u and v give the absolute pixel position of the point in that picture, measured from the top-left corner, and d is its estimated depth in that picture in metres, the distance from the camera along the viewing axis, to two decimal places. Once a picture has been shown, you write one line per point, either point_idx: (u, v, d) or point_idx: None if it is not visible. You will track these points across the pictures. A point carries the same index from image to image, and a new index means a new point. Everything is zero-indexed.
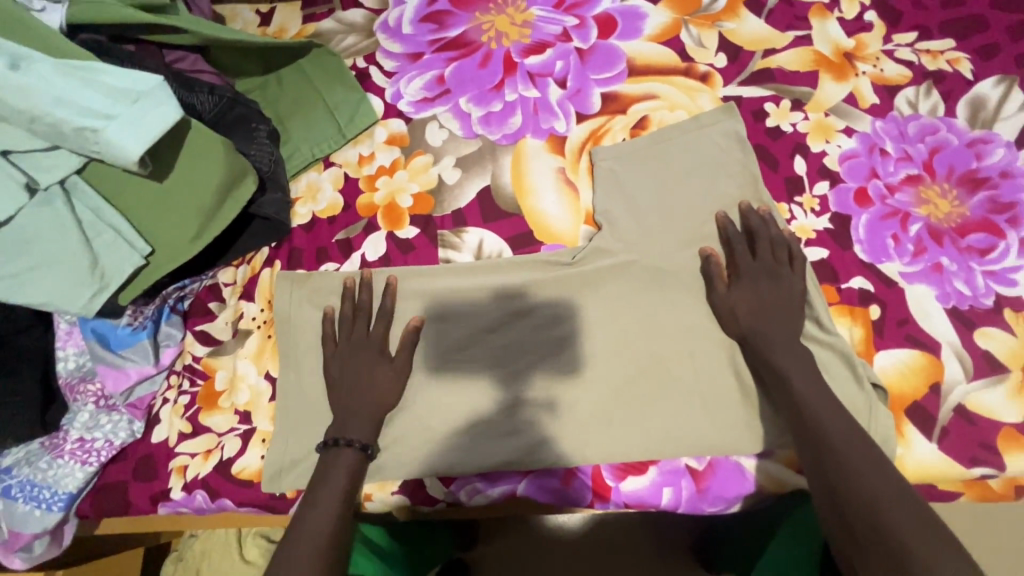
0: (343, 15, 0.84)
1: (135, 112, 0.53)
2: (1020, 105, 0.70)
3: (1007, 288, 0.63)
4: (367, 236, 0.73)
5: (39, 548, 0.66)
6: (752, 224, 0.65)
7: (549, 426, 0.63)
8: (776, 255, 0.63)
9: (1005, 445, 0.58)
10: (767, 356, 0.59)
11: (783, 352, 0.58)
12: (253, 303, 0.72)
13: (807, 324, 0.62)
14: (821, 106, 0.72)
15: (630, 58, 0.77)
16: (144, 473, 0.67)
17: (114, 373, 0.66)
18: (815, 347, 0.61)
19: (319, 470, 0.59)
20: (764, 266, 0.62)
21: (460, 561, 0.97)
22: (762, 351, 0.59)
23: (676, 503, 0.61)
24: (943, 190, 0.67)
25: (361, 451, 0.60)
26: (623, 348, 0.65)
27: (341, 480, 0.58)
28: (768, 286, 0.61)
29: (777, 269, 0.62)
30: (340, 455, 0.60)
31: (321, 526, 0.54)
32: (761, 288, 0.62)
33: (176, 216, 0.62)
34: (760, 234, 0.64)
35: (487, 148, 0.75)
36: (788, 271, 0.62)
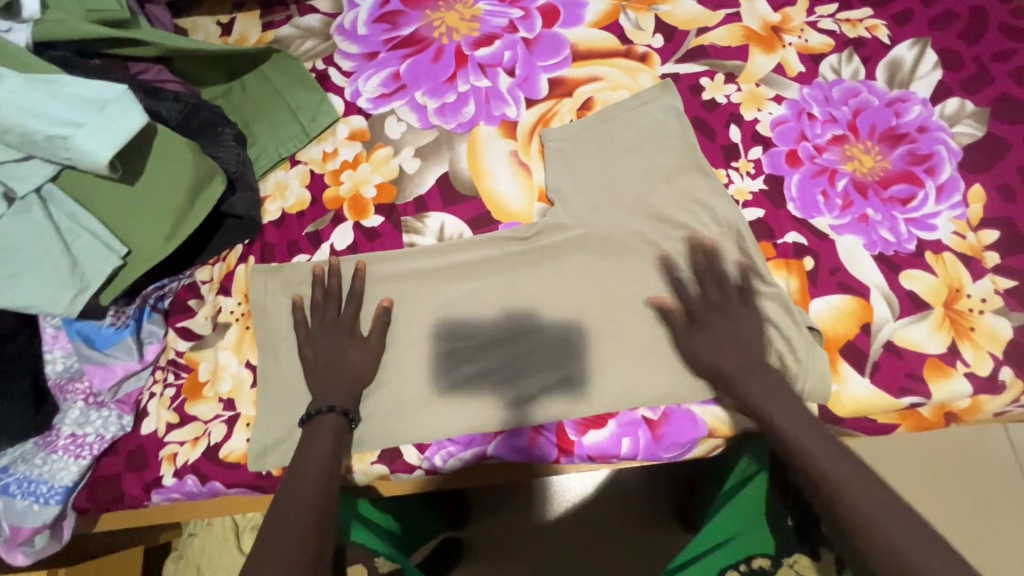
0: (300, 21, 0.88)
1: (102, 119, 0.56)
2: (933, 64, 0.75)
3: (928, 233, 0.68)
4: (335, 228, 0.77)
5: (39, 542, 0.69)
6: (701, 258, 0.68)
7: (515, 390, 0.67)
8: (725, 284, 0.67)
9: (930, 374, 0.63)
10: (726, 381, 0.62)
11: (741, 349, 0.63)
12: (230, 297, 0.76)
13: (750, 279, 0.67)
14: (752, 77, 0.77)
15: (573, 44, 0.81)
16: (135, 464, 0.70)
17: (101, 370, 0.70)
18: (759, 300, 0.66)
19: (304, 437, 0.63)
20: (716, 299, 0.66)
21: (454, 540, 0.98)
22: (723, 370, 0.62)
23: (635, 451, 0.66)
24: (866, 147, 0.72)
25: (343, 416, 0.65)
26: (580, 313, 0.69)
27: (327, 441, 0.62)
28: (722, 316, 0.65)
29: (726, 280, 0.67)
30: (320, 420, 0.64)
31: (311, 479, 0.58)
32: (715, 317, 0.65)
33: (149, 217, 0.65)
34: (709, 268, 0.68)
35: (443, 138, 0.79)
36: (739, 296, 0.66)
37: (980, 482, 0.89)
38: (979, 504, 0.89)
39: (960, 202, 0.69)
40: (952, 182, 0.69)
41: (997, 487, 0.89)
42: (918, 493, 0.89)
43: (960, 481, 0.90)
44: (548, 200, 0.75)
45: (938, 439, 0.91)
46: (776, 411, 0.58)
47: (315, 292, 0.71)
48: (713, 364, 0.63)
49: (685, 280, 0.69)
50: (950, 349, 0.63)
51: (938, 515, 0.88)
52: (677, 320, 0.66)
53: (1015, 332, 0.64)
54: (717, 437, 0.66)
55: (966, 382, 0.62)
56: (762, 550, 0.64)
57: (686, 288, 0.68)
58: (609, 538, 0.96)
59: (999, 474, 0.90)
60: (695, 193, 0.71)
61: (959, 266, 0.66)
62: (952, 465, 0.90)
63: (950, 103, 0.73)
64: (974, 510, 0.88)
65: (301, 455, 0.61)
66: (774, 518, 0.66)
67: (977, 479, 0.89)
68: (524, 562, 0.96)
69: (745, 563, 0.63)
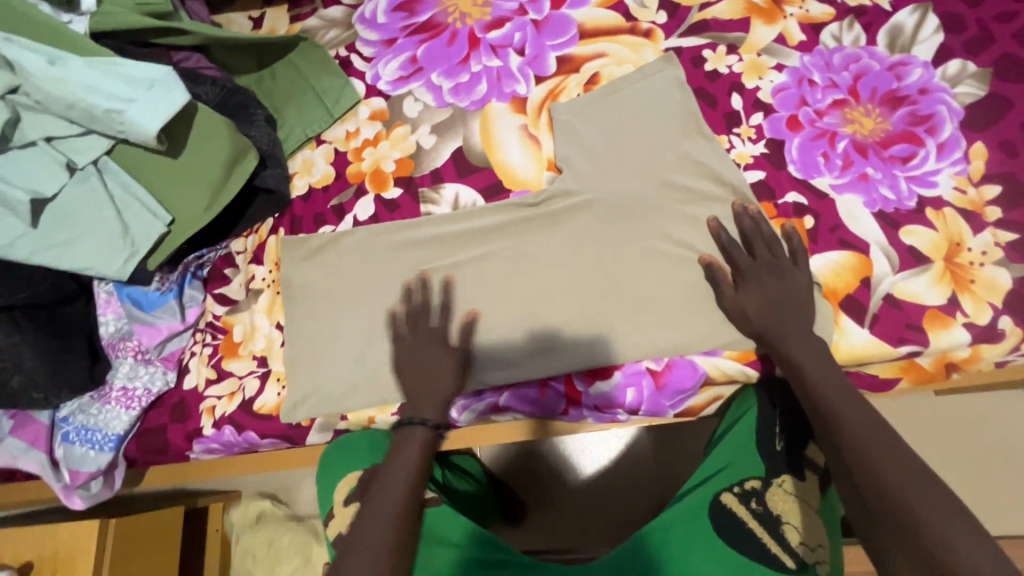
0: (324, 12, 0.95)
1: (151, 96, 0.63)
2: (935, 28, 0.76)
3: (929, 190, 0.69)
4: (358, 200, 0.83)
5: (95, 487, 0.76)
6: (746, 227, 0.69)
7: (525, 346, 0.71)
8: (774, 251, 0.68)
9: (929, 325, 0.65)
10: (778, 346, 0.64)
11: (790, 321, 0.64)
12: (262, 265, 0.82)
13: (760, 236, 0.68)
14: (753, 47, 0.80)
15: (581, 24, 0.85)
16: (179, 416, 0.76)
17: (148, 329, 0.77)
18: (769, 255, 0.68)
19: (393, 449, 0.63)
20: (766, 264, 0.67)
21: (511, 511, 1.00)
22: (778, 345, 0.64)
23: (640, 401, 0.69)
24: (867, 110, 0.74)
25: (436, 430, 0.65)
26: (585, 273, 0.73)
27: (416, 460, 0.61)
28: (776, 284, 0.66)
29: (773, 252, 0.68)
30: (412, 433, 0.64)
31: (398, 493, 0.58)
32: (766, 284, 0.66)
33: (191, 188, 0.72)
34: (754, 236, 0.69)
35: (457, 115, 0.84)
36: (790, 265, 0.67)
37: (994, 447, 0.89)
38: (994, 470, 0.88)
39: (960, 159, 0.70)
40: (952, 140, 0.71)
41: (1013, 451, 0.88)
42: (932, 456, 0.89)
43: (975, 446, 0.89)
44: (559, 168, 0.79)
45: (952, 405, 0.91)
46: (817, 375, 0.61)
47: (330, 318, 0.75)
48: (762, 321, 0.65)
49: (689, 242, 0.71)
50: (950, 300, 0.65)
51: (951, 478, 0.88)
52: (725, 279, 0.68)
53: (1016, 283, 0.64)
54: (716, 385, 0.70)
55: (964, 332, 0.64)
56: (753, 473, 0.68)
57: (690, 249, 0.71)
58: (637, 495, 0.98)
59: None
60: (698, 158, 0.74)
61: (959, 221, 0.67)
62: (967, 430, 0.90)
63: (951, 65, 0.74)
64: (988, 475, 0.88)
65: (380, 484, 0.59)
66: (763, 447, 0.68)
67: (996, 444, 0.89)
68: (563, 528, 0.99)
69: (738, 485, 0.67)
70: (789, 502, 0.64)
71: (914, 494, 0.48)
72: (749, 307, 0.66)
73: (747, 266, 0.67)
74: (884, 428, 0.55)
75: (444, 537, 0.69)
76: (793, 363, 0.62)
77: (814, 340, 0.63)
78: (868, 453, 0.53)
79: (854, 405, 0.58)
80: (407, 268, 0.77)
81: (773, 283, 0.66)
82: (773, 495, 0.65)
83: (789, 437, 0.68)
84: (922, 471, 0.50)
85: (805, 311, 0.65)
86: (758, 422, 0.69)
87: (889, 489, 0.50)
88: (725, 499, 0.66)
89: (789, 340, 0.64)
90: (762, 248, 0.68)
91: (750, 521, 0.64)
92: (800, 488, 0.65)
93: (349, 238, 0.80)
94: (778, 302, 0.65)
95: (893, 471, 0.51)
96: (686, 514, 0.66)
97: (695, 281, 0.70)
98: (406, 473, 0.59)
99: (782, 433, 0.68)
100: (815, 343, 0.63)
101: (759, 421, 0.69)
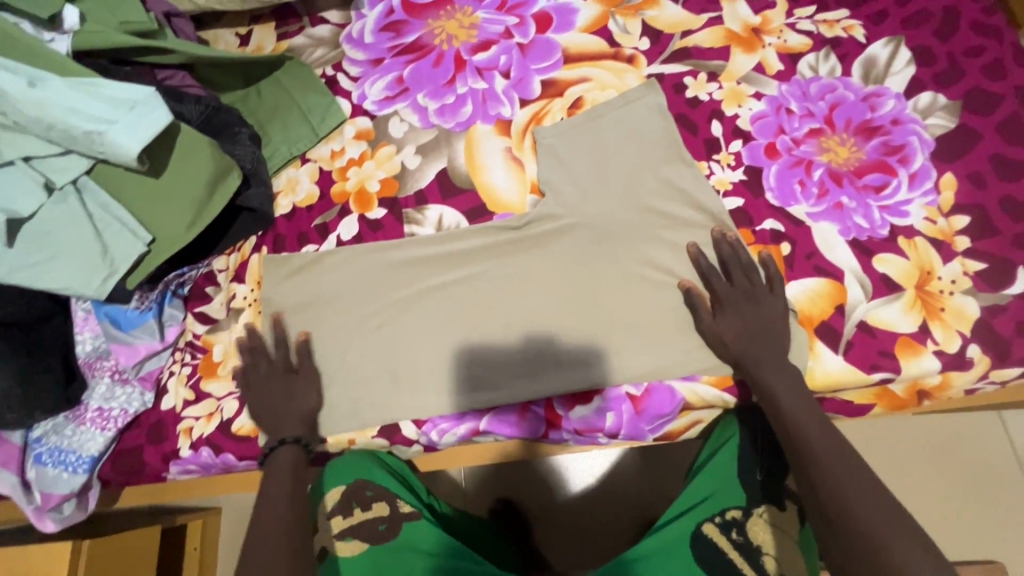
0: (312, 31, 0.95)
1: (133, 117, 0.63)
2: (907, 61, 0.79)
3: (901, 219, 0.71)
4: (341, 220, 0.83)
5: (68, 509, 0.75)
6: (724, 254, 0.70)
7: (505, 368, 0.72)
8: (751, 279, 0.69)
9: (901, 352, 0.66)
10: (755, 373, 0.65)
11: (767, 349, 0.65)
12: (244, 284, 0.82)
13: (737, 263, 0.70)
14: (733, 75, 0.81)
15: (565, 48, 0.87)
16: (155, 437, 0.76)
17: (126, 349, 0.75)
18: (746, 283, 0.69)
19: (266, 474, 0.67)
20: (743, 291, 0.68)
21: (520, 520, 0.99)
22: (755, 372, 0.65)
23: (619, 425, 0.70)
24: (842, 139, 0.76)
25: (302, 445, 0.70)
26: (566, 296, 0.73)
27: (287, 474, 0.67)
28: (753, 311, 0.67)
29: (750, 279, 0.69)
30: (283, 452, 0.68)
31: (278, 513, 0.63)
32: (743, 311, 0.67)
33: (174, 208, 0.72)
34: (732, 264, 0.70)
35: (442, 136, 0.85)
36: (766, 292, 0.68)
37: (966, 469, 0.90)
38: (965, 490, 0.90)
39: (931, 189, 0.72)
40: (924, 170, 0.73)
41: (985, 470, 0.90)
42: (907, 476, 0.91)
43: (947, 468, 0.91)
44: (541, 190, 0.80)
45: (925, 427, 0.93)
46: (789, 402, 0.62)
47: (242, 357, 0.75)
48: (738, 348, 0.66)
49: (668, 267, 0.72)
50: (921, 328, 0.66)
51: (924, 497, 0.90)
52: (703, 305, 0.69)
53: (984, 312, 0.66)
54: (693, 409, 0.71)
55: (935, 360, 0.65)
56: (734, 503, 0.68)
57: (669, 274, 0.72)
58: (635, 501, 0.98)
59: (992, 459, 0.91)
60: (678, 184, 0.75)
61: (930, 250, 0.69)
62: (940, 452, 0.91)
63: (923, 97, 0.76)
64: (960, 496, 0.90)
65: (260, 506, 0.64)
66: (745, 476, 0.69)
67: (970, 464, 0.91)
68: (574, 538, 0.98)
69: (719, 515, 0.67)
70: (768, 532, 0.65)
71: (884, 529, 0.50)
72: (725, 333, 0.67)
73: (725, 293, 0.68)
74: (852, 458, 0.56)
75: (421, 547, 0.70)
76: (767, 390, 0.63)
77: (787, 365, 0.65)
78: (838, 482, 0.54)
79: (825, 433, 0.59)
80: (389, 289, 0.77)
81: (749, 310, 0.67)
82: (754, 525, 0.66)
83: (770, 466, 0.68)
84: (888, 504, 0.52)
85: (780, 339, 0.66)
86: (739, 451, 0.69)
87: (861, 523, 0.51)
88: (707, 530, 0.67)
89: (764, 366, 0.65)
90: (740, 276, 0.69)
91: (730, 552, 0.65)
92: (778, 518, 0.66)
93: (332, 258, 0.80)
94: (755, 329, 0.66)
95: (862, 502, 0.52)
96: (670, 545, 0.67)
97: (674, 306, 0.71)
98: (282, 491, 0.65)
99: (764, 462, 0.68)
100: (788, 369, 0.64)
101: (740, 450, 0.69)
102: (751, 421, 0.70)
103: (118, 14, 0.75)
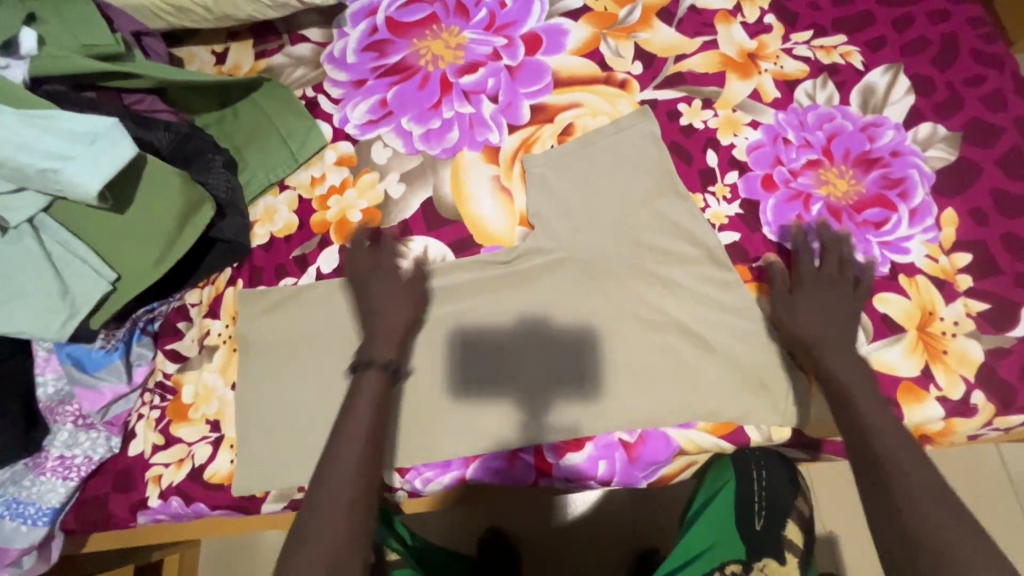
0: (291, 49, 0.91)
1: (93, 151, 0.59)
2: (906, 90, 0.77)
3: (901, 256, 0.69)
4: (322, 251, 0.79)
5: (28, 563, 0.70)
6: (828, 238, 0.69)
7: (493, 412, 0.68)
8: (842, 269, 0.67)
9: (903, 398, 0.64)
10: (823, 362, 0.62)
11: (842, 338, 0.63)
12: (218, 319, 0.77)
13: (835, 248, 0.68)
14: (728, 103, 0.79)
15: (556, 71, 0.83)
16: (122, 485, 0.71)
17: (91, 393, 0.71)
18: (839, 266, 0.67)
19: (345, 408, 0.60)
20: (829, 275, 0.67)
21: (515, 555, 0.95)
22: (822, 357, 0.62)
23: (612, 473, 0.67)
24: (840, 171, 0.73)
25: (388, 371, 0.63)
26: (557, 335, 0.70)
27: (370, 416, 0.59)
28: (839, 299, 0.65)
29: (838, 272, 0.67)
30: (368, 384, 0.62)
31: (348, 462, 0.56)
32: (825, 295, 0.65)
33: (139, 244, 0.68)
34: (831, 247, 0.68)
35: (428, 163, 0.82)
36: (851, 287, 0.66)
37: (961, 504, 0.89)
38: None
39: (932, 226, 0.70)
40: (925, 206, 0.71)
41: (982, 504, 0.89)
42: None
43: None
44: (530, 224, 0.76)
45: None
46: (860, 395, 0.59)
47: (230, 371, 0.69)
48: (810, 332, 0.63)
49: (662, 306, 0.70)
50: (923, 372, 0.64)
51: None
52: (782, 276, 0.68)
53: (987, 356, 0.64)
54: (689, 456, 0.68)
55: (938, 406, 0.63)
56: (734, 556, 0.67)
57: (664, 313, 0.69)
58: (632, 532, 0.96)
59: (989, 492, 0.89)
60: (672, 218, 0.72)
61: (931, 289, 0.67)
62: None
63: (923, 127, 0.74)
64: None
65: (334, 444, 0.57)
66: (744, 525, 0.69)
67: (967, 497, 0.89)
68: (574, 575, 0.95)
69: (718, 571, 0.66)
70: None
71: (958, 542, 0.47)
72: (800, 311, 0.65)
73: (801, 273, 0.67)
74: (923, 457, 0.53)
75: None
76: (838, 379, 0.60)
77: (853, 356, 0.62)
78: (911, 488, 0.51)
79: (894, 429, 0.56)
80: None
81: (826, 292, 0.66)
82: None
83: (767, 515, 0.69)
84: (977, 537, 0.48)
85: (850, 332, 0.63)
86: (737, 497, 0.69)
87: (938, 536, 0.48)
88: None
89: (838, 354, 0.62)
90: (837, 260, 0.67)
91: None
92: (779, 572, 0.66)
93: (312, 293, 0.76)
94: (837, 317, 0.64)
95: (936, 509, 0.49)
96: None
97: (670, 347, 0.68)
98: (358, 437, 0.58)
99: (762, 512, 0.69)
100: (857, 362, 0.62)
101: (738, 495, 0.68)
102: (745, 470, 0.69)
103: (82, 37, 0.71)
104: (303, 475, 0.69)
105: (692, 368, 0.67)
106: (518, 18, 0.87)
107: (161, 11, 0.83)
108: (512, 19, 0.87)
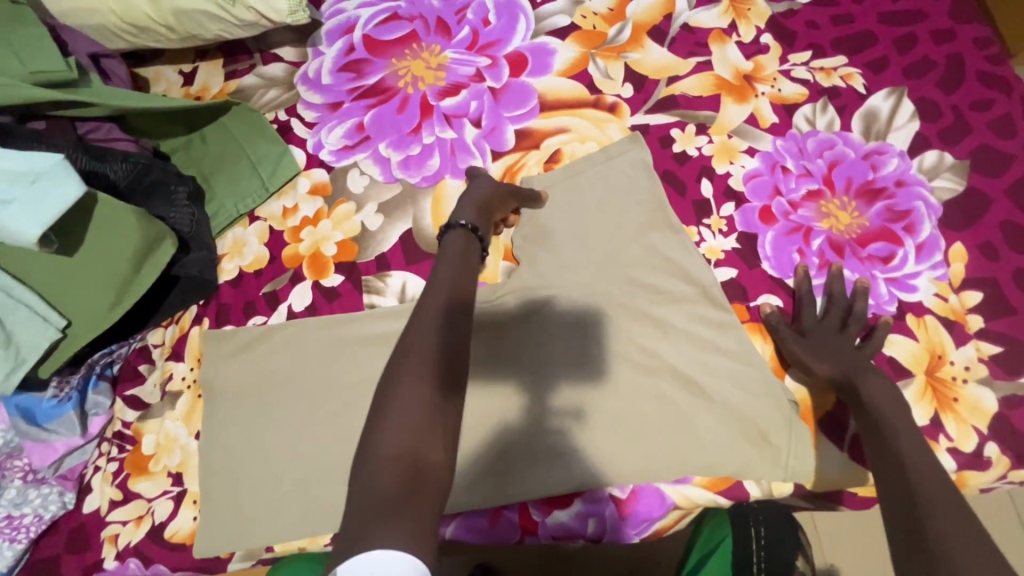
0: (264, 70, 0.86)
1: (34, 192, 0.54)
2: (910, 114, 0.73)
3: (908, 294, 0.65)
4: (293, 287, 0.74)
5: None
6: (834, 290, 0.65)
7: (475, 466, 0.63)
8: (844, 324, 0.63)
9: None
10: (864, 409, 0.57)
11: (877, 387, 0.58)
12: (182, 362, 0.72)
13: (836, 299, 0.64)
14: (723, 128, 0.74)
15: (542, 94, 0.79)
16: (76, 545, 0.66)
17: (41, 447, 0.67)
18: (837, 322, 0.64)
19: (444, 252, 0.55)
20: (830, 328, 0.63)
21: None
22: (860, 398, 0.58)
23: (602, 531, 0.63)
24: (842, 203, 0.69)
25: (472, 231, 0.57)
26: (542, 381, 0.65)
27: (456, 256, 0.55)
28: (844, 352, 0.61)
29: (842, 325, 0.63)
30: (456, 238, 0.56)
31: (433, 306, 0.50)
32: (828, 346, 0.62)
33: (91, 287, 0.63)
34: (835, 299, 0.64)
35: (407, 193, 0.77)
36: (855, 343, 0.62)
37: None
38: None
39: (940, 262, 0.66)
40: (932, 240, 0.67)
41: None
42: None
43: None
44: (517, 259, 0.71)
45: None
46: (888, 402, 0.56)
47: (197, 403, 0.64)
48: (829, 373, 0.60)
49: (654, 348, 0.65)
50: (933, 422, 0.60)
51: None
52: (785, 324, 0.64)
53: (1000, 405, 0.61)
54: (685, 513, 0.63)
55: (949, 458, 0.59)
56: None
57: (656, 357, 0.65)
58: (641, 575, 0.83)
59: None
60: (665, 253, 0.68)
61: (940, 331, 0.63)
62: None
63: (929, 155, 0.70)
64: None
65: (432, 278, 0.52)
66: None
67: None
68: None
69: None
70: None
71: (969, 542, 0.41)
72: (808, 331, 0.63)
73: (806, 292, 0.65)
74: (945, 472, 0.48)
75: None
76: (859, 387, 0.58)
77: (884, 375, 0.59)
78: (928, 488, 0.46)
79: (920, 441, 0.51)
80: (346, 369, 0.69)
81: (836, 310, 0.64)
82: None
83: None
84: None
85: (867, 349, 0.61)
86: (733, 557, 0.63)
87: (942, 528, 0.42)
88: None
89: (878, 400, 0.57)
90: (837, 314, 0.64)
91: None
92: None
93: (282, 333, 0.71)
94: (849, 367, 0.60)
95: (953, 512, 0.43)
96: None
97: (663, 393, 0.64)
98: (452, 267, 0.53)
99: (762, 572, 0.64)
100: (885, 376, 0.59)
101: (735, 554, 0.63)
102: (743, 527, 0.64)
103: (30, 63, 0.67)
104: (271, 533, 0.65)
105: (686, 417, 0.63)
106: (503, 36, 0.82)
107: (122, 32, 0.78)
108: (496, 37, 0.82)
